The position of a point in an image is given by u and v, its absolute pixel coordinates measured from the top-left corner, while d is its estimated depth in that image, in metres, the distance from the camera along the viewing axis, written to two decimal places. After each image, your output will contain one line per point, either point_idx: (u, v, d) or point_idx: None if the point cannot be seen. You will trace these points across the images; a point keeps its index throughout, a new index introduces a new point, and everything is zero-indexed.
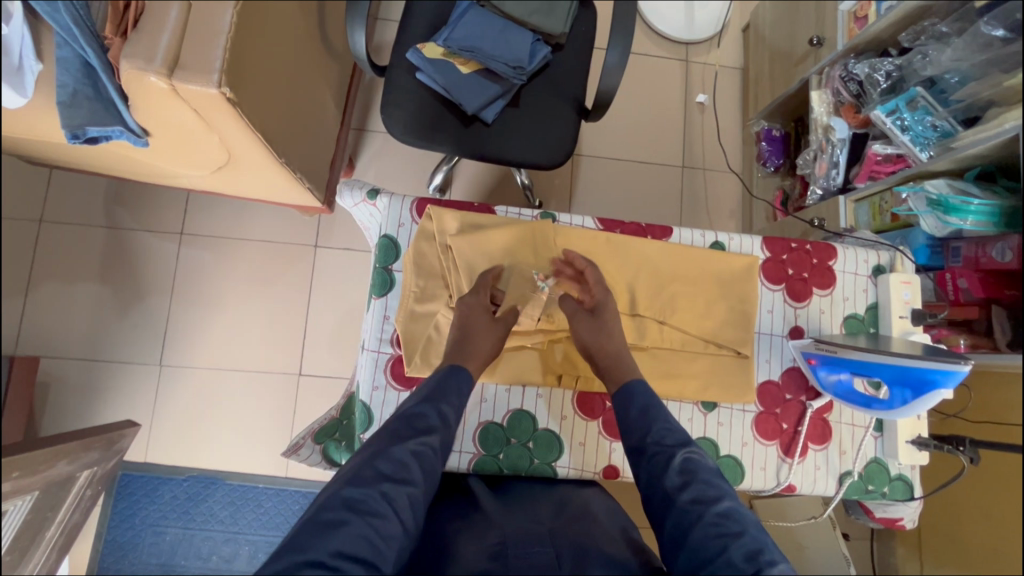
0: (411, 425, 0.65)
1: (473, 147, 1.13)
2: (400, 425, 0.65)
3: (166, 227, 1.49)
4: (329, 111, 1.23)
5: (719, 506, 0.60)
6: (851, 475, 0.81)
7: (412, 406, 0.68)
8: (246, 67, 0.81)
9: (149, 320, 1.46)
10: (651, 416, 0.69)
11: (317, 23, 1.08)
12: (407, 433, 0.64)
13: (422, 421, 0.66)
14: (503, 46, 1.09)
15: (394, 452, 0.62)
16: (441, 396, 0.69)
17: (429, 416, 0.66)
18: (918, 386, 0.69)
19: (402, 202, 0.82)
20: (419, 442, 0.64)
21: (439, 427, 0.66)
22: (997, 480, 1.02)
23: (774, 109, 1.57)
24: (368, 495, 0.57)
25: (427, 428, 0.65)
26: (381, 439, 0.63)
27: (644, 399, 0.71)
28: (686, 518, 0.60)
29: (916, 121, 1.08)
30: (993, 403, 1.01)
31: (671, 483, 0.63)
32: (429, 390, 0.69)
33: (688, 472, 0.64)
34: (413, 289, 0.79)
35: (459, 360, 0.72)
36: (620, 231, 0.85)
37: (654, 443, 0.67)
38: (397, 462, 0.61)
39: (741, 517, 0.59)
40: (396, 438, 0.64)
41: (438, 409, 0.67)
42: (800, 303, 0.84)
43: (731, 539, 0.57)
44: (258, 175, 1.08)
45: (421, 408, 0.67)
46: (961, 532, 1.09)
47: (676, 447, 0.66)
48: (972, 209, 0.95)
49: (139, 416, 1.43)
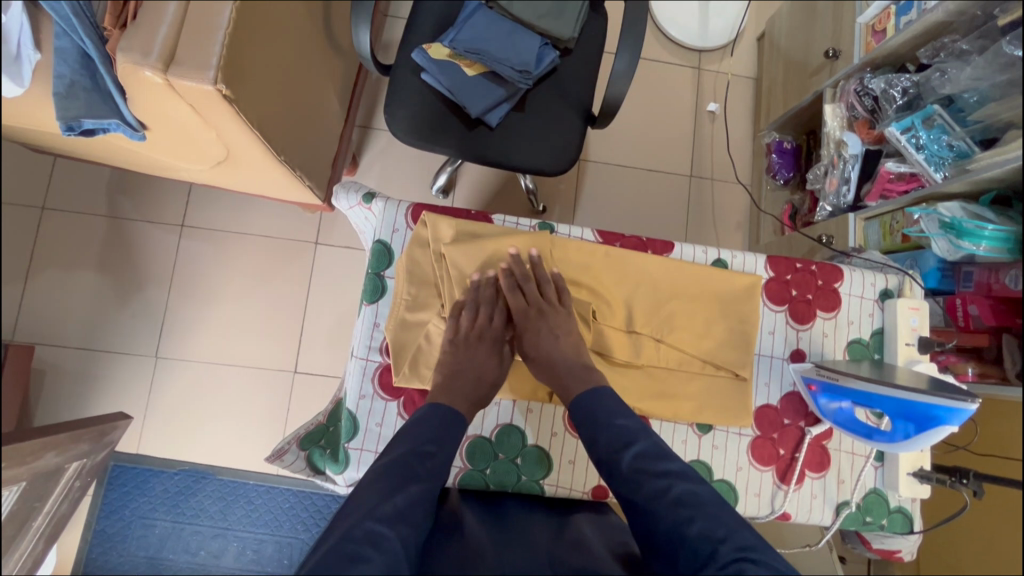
0: (422, 463, 0.65)
1: (476, 150, 1.11)
2: (412, 459, 0.65)
3: (168, 218, 1.49)
4: (333, 108, 1.22)
5: (671, 493, 0.63)
6: (848, 505, 0.78)
7: (421, 441, 0.67)
8: (247, 64, 0.79)
9: (147, 311, 1.45)
10: (592, 427, 0.69)
11: (323, 20, 1.07)
12: (420, 473, 0.64)
13: (432, 461, 0.66)
14: (510, 49, 1.07)
15: (410, 490, 0.62)
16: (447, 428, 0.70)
17: (436, 450, 0.67)
18: (922, 421, 0.66)
19: (397, 207, 0.80)
20: (431, 485, 0.64)
21: (445, 470, 0.67)
22: (1003, 515, 0.99)
23: (787, 121, 1.54)
24: (389, 533, 0.57)
25: (436, 470, 0.66)
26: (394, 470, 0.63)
27: (607, 399, 0.71)
28: (649, 512, 0.63)
29: (931, 140, 1.05)
30: (1001, 437, 0.98)
31: (627, 484, 0.65)
32: (434, 420, 0.69)
33: (641, 466, 0.65)
34: (405, 298, 0.77)
35: (449, 397, 0.72)
36: (619, 244, 0.83)
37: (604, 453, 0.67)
38: (411, 501, 0.62)
39: (695, 498, 0.63)
40: (407, 477, 0.63)
41: (445, 452, 0.68)
42: (803, 325, 0.82)
43: (687, 525, 0.61)
44: (258, 172, 1.07)
45: (431, 447, 0.67)
46: (963, 566, 1.05)
47: (624, 446, 0.67)
48: (986, 234, 0.90)
49: (133, 407, 1.42)
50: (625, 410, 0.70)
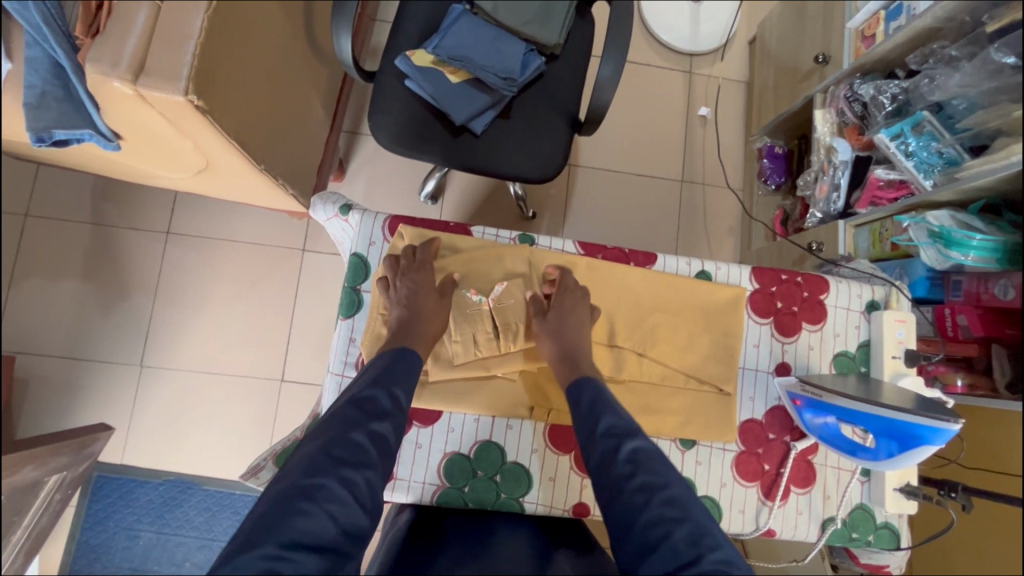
0: (364, 409, 0.65)
1: (461, 158, 1.09)
2: (352, 410, 0.65)
3: (153, 226, 1.47)
4: (317, 114, 1.20)
5: (665, 493, 0.62)
6: (834, 522, 0.77)
7: (363, 388, 0.67)
8: (221, 74, 0.78)
9: (131, 320, 1.44)
10: (596, 412, 0.68)
11: (304, 28, 1.05)
12: (363, 418, 0.64)
13: (374, 405, 0.65)
14: (494, 56, 1.06)
15: (351, 437, 0.62)
16: (394, 378, 0.68)
17: (381, 399, 0.66)
18: (904, 439, 0.65)
19: (374, 219, 0.79)
20: (375, 426, 0.64)
21: (392, 411, 0.66)
22: (994, 528, 0.98)
23: (778, 126, 1.53)
24: (327, 483, 0.58)
25: (380, 411, 0.65)
26: (335, 424, 0.63)
27: (591, 390, 0.70)
28: (633, 504, 0.62)
29: (921, 146, 1.04)
30: (992, 450, 0.96)
31: (619, 471, 0.64)
32: (379, 373, 0.68)
33: (637, 460, 0.65)
34: (382, 312, 0.76)
35: (404, 342, 0.71)
36: (602, 257, 0.81)
37: (602, 433, 0.66)
38: (353, 447, 0.62)
39: (685, 502, 0.62)
40: (349, 425, 0.63)
41: (389, 392, 0.67)
42: (789, 338, 0.81)
43: (674, 526, 0.60)
44: (239, 180, 1.05)
45: (372, 390, 0.66)
46: None
47: (621, 440, 0.66)
48: (974, 244, 0.90)
49: (117, 418, 1.41)
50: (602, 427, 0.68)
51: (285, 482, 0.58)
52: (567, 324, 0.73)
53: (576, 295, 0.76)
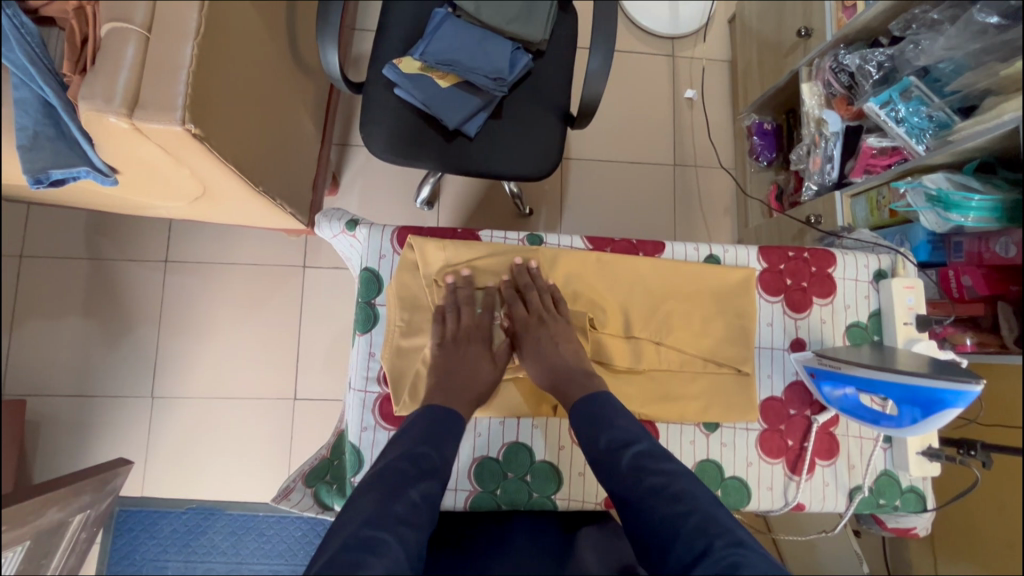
0: (418, 466, 0.62)
1: (457, 162, 1.10)
2: (405, 465, 0.62)
3: (150, 256, 1.46)
4: (307, 129, 1.19)
5: (669, 490, 0.62)
6: (861, 490, 0.78)
7: (414, 444, 0.64)
8: (213, 99, 0.77)
9: (137, 352, 1.43)
10: (598, 419, 0.68)
11: (289, 46, 1.05)
12: (416, 475, 0.62)
13: (427, 462, 0.63)
14: (482, 57, 1.06)
15: (409, 494, 0.60)
16: (440, 437, 0.66)
17: (434, 455, 0.64)
18: (928, 404, 0.66)
19: (382, 233, 0.77)
20: (428, 485, 0.61)
21: (443, 470, 0.64)
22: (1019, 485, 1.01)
23: (765, 103, 1.54)
24: (387, 538, 0.55)
25: (433, 471, 0.63)
26: (390, 478, 0.60)
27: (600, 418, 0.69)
28: (643, 506, 0.62)
29: (911, 112, 1.06)
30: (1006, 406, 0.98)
31: (626, 479, 0.64)
32: (425, 429, 0.66)
33: (641, 465, 0.64)
34: (398, 324, 0.75)
35: (451, 401, 0.70)
36: (610, 250, 0.81)
37: (607, 445, 0.66)
38: (411, 505, 0.59)
39: (692, 496, 0.61)
40: (403, 482, 0.61)
41: (440, 452, 0.65)
42: (801, 314, 0.81)
43: (683, 520, 0.60)
44: (238, 204, 1.05)
45: (425, 448, 0.64)
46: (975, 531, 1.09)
47: (628, 444, 0.66)
48: (973, 205, 0.91)
49: (134, 450, 1.40)
50: (615, 418, 0.69)
51: (347, 533, 0.55)
52: (554, 344, 0.76)
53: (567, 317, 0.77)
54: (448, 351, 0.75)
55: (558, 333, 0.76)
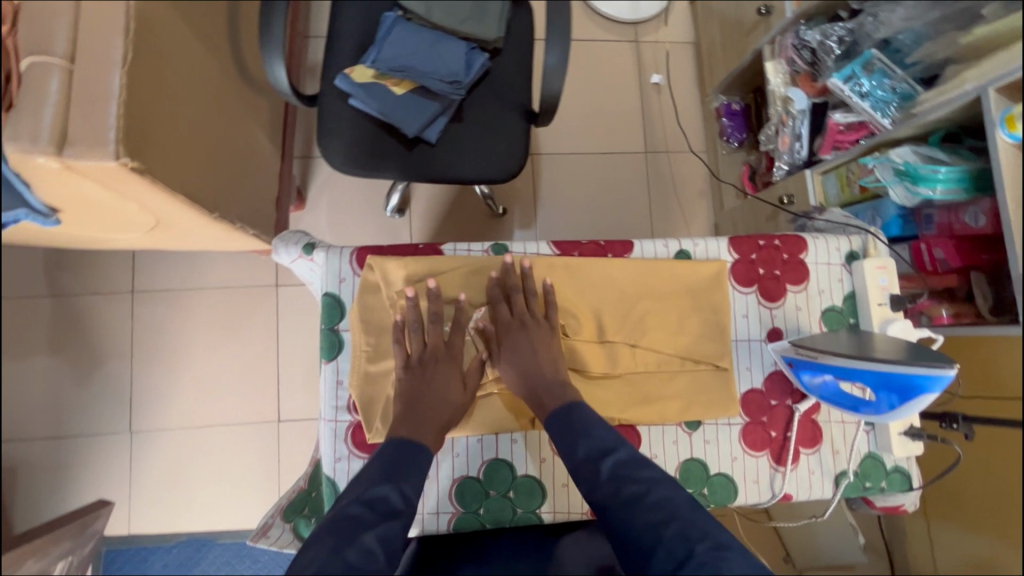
0: (374, 509, 0.60)
1: (421, 170, 1.07)
2: (360, 510, 0.59)
3: (116, 288, 1.42)
4: (263, 147, 1.15)
5: (649, 499, 0.60)
6: (846, 475, 0.77)
7: (372, 485, 0.62)
8: (151, 129, 0.73)
9: (112, 387, 1.39)
10: (574, 429, 0.66)
11: (233, 63, 1.01)
12: (372, 518, 0.59)
13: (384, 504, 0.60)
14: (436, 61, 1.02)
15: (363, 539, 0.57)
16: (404, 474, 0.63)
17: (393, 497, 0.61)
18: (903, 391, 0.65)
19: (340, 255, 0.75)
20: (384, 529, 0.59)
21: (404, 509, 0.61)
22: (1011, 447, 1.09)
23: (731, 83, 1.52)
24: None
25: (391, 511, 0.60)
26: (345, 527, 0.57)
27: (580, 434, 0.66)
28: (624, 519, 0.60)
29: (874, 85, 1.05)
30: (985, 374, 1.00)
31: (606, 491, 0.62)
32: (385, 468, 0.63)
33: (620, 476, 0.63)
34: (365, 349, 0.73)
35: (415, 425, 0.67)
36: (579, 253, 0.79)
37: (585, 455, 0.64)
38: (366, 551, 0.56)
39: (671, 503, 0.60)
40: (357, 526, 0.58)
41: (400, 489, 0.62)
42: (776, 303, 0.80)
43: (664, 528, 0.58)
44: (196, 231, 1.01)
45: (381, 488, 0.61)
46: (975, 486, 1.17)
47: (603, 453, 0.64)
48: (940, 177, 0.91)
49: (117, 487, 1.37)
50: (590, 424, 0.67)
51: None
52: (526, 354, 0.71)
53: (548, 324, 0.74)
54: (414, 374, 0.71)
55: (541, 339, 0.73)
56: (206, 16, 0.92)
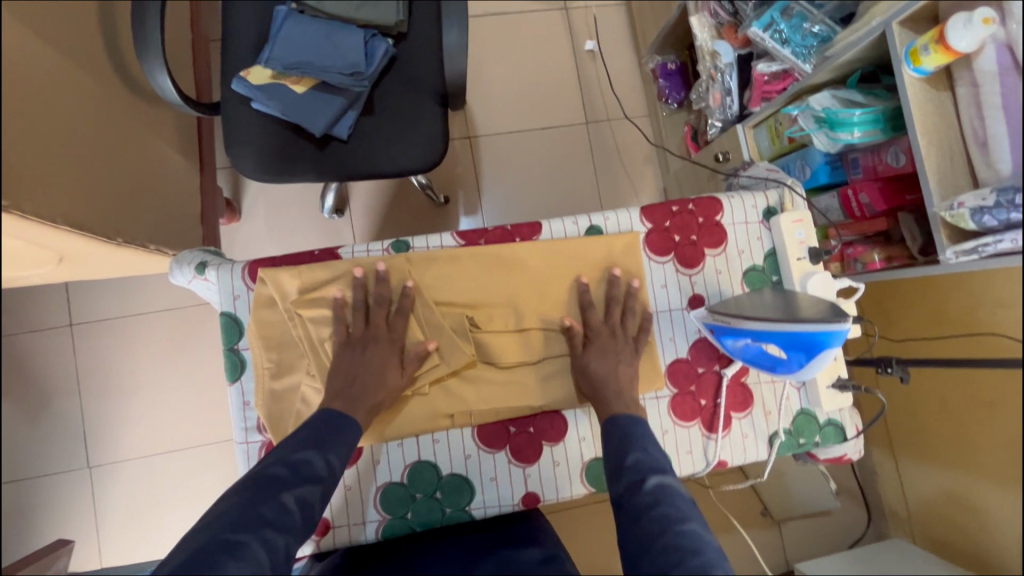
0: (297, 472, 0.61)
1: (336, 168, 1.02)
2: (283, 471, 0.60)
3: (54, 323, 1.38)
4: (172, 162, 1.11)
5: (681, 524, 0.57)
6: (779, 434, 0.77)
7: (297, 449, 0.62)
8: (13, 159, 0.69)
9: (64, 424, 1.36)
10: (630, 438, 0.66)
11: (118, 79, 0.96)
12: (295, 480, 0.60)
13: (308, 469, 0.61)
14: (333, 53, 0.97)
15: (283, 498, 0.58)
16: (332, 444, 0.64)
17: (317, 464, 0.62)
18: (810, 348, 0.66)
19: (231, 271, 0.72)
20: (307, 490, 0.60)
21: (326, 477, 0.62)
22: (957, 383, 1.10)
23: (664, 42, 1.48)
24: (250, 540, 0.54)
25: (315, 476, 0.61)
26: (264, 483, 0.59)
27: (620, 430, 0.67)
28: (650, 531, 0.57)
29: (793, 30, 1.01)
30: (934, 308, 1.03)
31: (640, 500, 0.60)
32: (310, 434, 0.64)
33: (661, 494, 0.60)
34: (267, 366, 0.71)
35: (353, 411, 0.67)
36: (484, 242, 0.77)
37: (630, 467, 0.63)
38: (284, 509, 0.58)
39: (700, 536, 0.57)
40: (277, 487, 0.59)
41: (325, 456, 0.63)
42: (694, 269, 0.78)
43: (687, 554, 0.54)
44: (105, 258, 0.97)
45: (307, 454, 0.62)
46: (923, 423, 1.21)
47: (650, 472, 0.62)
48: (856, 120, 0.88)
49: (84, 524, 1.34)
50: (647, 441, 0.66)
51: (203, 539, 0.54)
52: (601, 361, 0.72)
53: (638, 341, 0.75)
54: (344, 352, 0.69)
55: (624, 355, 0.73)
56: (73, 33, 0.87)
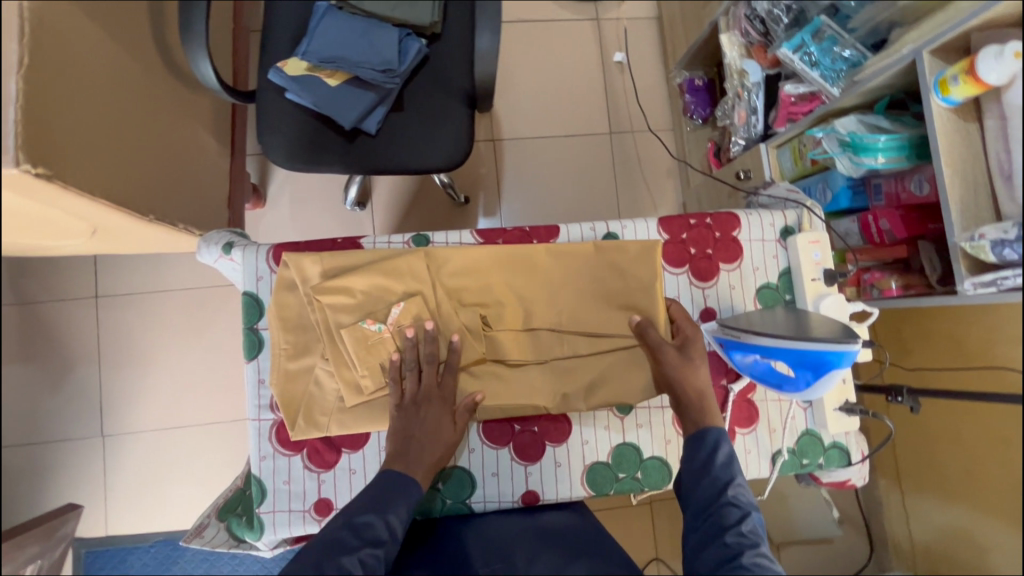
0: (358, 535, 0.61)
1: (363, 162, 1.05)
2: (345, 534, 0.61)
3: (80, 293, 1.42)
4: (206, 147, 1.14)
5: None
6: (782, 453, 0.77)
7: (358, 511, 0.63)
8: (59, 136, 0.72)
9: (81, 391, 1.40)
10: (736, 465, 0.67)
11: (162, 61, 1.00)
12: (356, 542, 0.60)
13: (369, 531, 0.61)
14: (368, 49, 1.00)
15: (345, 561, 0.58)
16: (390, 504, 0.64)
17: (378, 526, 0.62)
18: (817, 366, 0.66)
19: (256, 253, 0.75)
20: (371, 553, 0.60)
21: (389, 541, 0.62)
22: (976, 420, 1.08)
23: (693, 58, 1.49)
24: None
25: (376, 539, 0.61)
26: (326, 545, 0.59)
27: (727, 457, 0.68)
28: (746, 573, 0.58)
29: (824, 53, 1.02)
30: (954, 341, 1.01)
31: (735, 538, 0.61)
32: (369, 497, 0.64)
33: (756, 539, 0.61)
34: (284, 347, 0.73)
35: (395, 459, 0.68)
36: (502, 241, 0.79)
37: (731, 498, 0.64)
38: (345, 572, 0.57)
39: None
40: (338, 549, 0.59)
41: (385, 519, 0.63)
42: (708, 283, 0.79)
43: None
44: (136, 234, 1.00)
45: (368, 516, 0.62)
46: (934, 457, 1.19)
47: (748, 509, 0.63)
48: (881, 146, 0.88)
49: (92, 491, 1.38)
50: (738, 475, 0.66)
51: None
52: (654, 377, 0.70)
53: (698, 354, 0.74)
54: (361, 339, 0.71)
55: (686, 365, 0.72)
56: (124, 17, 0.90)
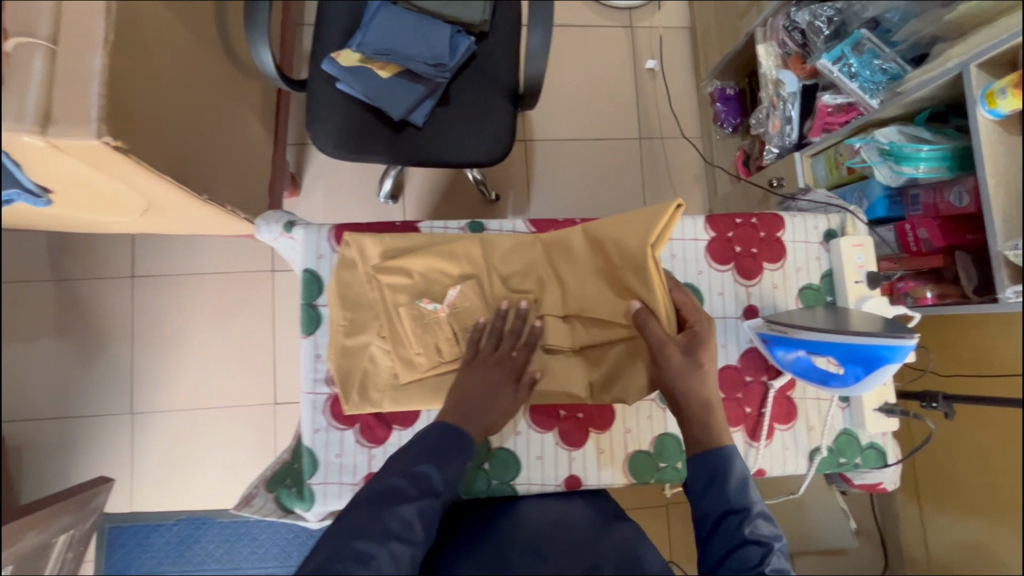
0: (416, 484, 0.62)
1: (408, 152, 1.07)
2: (403, 482, 0.62)
3: (116, 273, 1.45)
4: (254, 133, 1.18)
5: None
6: (820, 450, 0.78)
7: (416, 461, 0.63)
8: (135, 112, 0.75)
9: (114, 369, 1.43)
10: (749, 494, 0.63)
11: (221, 48, 1.03)
12: (415, 492, 0.61)
13: (426, 482, 0.62)
14: (420, 44, 1.03)
15: (403, 510, 0.59)
16: (446, 455, 0.64)
17: (433, 476, 0.62)
18: (868, 362, 0.68)
19: (319, 232, 0.78)
20: (428, 503, 0.61)
21: (445, 489, 0.62)
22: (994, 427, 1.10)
23: (725, 68, 1.52)
24: (379, 553, 0.56)
25: (432, 489, 0.62)
26: (386, 496, 0.60)
27: (739, 483, 0.64)
28: None
29: (864, 65, 1.04)
30: (982, 350, 1.04)
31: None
32: (429, 445, 0.64)
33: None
34: (341, 323, 0.75)
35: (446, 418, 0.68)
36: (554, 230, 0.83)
37: (750, 535, 0.61)
38: (405, 522, 0.59)
39: None
40: (398, 497, 0.60)
41: (442, 470, 0.63)
42: (752, 281, 0.81)
43: None
44: (187, 213, 1.03)
45: (425, 466, 0.63)
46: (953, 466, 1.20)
47: (770, 545, 0.60)
48: (922, 156, 0.91)
49: (119, 468, 1.40)
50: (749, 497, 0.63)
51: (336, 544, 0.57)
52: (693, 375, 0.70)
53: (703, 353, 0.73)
54: (418, 318, 0.73)
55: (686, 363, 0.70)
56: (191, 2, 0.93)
